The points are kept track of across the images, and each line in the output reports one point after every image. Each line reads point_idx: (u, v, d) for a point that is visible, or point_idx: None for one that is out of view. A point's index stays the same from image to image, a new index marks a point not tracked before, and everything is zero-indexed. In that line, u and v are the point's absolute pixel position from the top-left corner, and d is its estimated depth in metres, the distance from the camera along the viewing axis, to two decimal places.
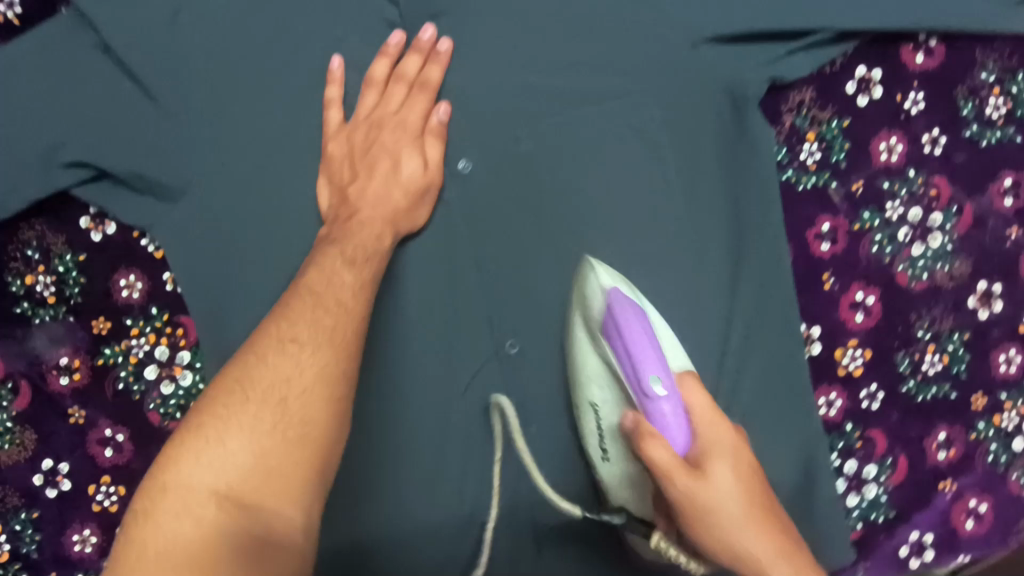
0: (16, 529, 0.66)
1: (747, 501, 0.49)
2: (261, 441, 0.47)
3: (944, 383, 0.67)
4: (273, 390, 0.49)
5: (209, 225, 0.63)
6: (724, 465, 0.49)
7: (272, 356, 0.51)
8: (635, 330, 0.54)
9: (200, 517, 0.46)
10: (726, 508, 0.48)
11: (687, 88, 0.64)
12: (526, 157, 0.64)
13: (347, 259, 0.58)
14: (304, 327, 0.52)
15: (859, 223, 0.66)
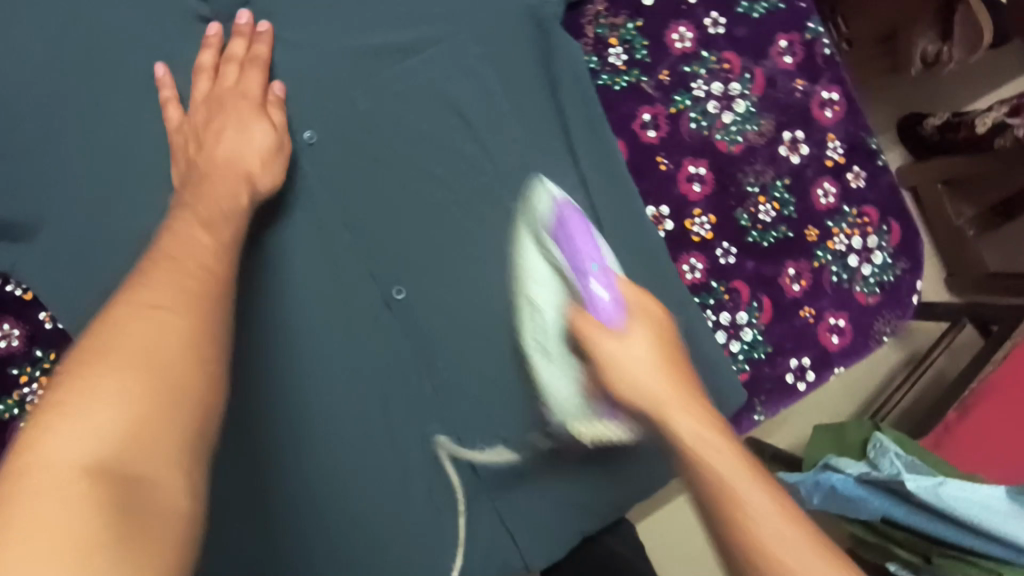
0: None
1: (667, 370, 0.43)
2: (123, 403, 0.32)
3: (781, 226, 0.77)
4: (149, 348, 0.35)
5: (73, 252, 0.63)
6: (640, 335, 0.45)
7: (131, 321, 0.36)
8: (575, 221, 0.55)
9: (66, 503, 0.28)
10: (638, 360, 0.43)
11: (494, 20, 0.70)
12: (367, 115, 0.69)
13: (203, 221, 0.49)
14: (168, 287, 0.39)
15: (674, 105, 0.75)
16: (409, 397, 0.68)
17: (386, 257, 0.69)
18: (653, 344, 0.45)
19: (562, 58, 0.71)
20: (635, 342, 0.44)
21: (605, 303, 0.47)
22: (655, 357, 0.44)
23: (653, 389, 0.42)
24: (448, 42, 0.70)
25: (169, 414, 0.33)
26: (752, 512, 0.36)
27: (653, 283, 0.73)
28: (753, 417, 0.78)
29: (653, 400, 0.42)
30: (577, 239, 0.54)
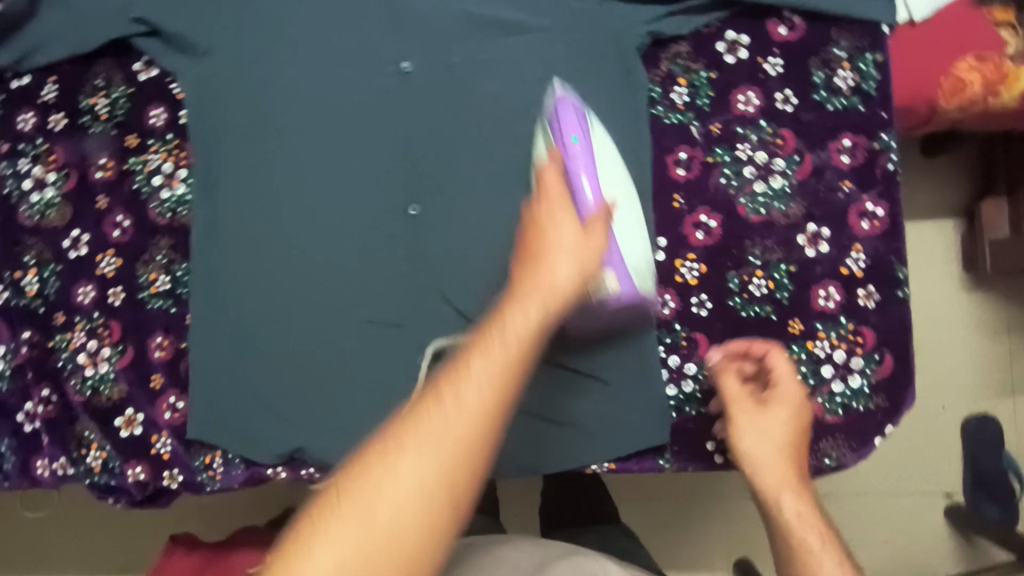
0: (43, 276, 0.89)
1: (582, 248, 0.60)
2: (430, 480, 0.46)
3: (767, 305, 0.79)
4: (428, 446, 0.47)
5: (218, 79, 0.86)
6: (568, 260, 0.59)
7: (434, 410, 0.49)
8: (566, 106, 0.73)
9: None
10: (563, 271, 0.58)
11: (586, 31, 0.81)
12: (455, 67, 0.84)
13: (546, 296, 0.57)
14: (540, 316, 0.55)
15: (712, 157, 0.80)
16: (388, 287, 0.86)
17: (419, 178, 0.85)
18: (747, 404, 0.71)
19: (627, 80, 0.80)
20: (754, 426, 0.69)
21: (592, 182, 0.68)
22: (578, 244, 0.60)
23: (562, 278, 0.58)
24: (542, 35, 0.83)
25: (476, 453, 0.48)
26: (819, 546, 0.61)
27: None
28: (656, 461, 0.80)
29: (760, 459, 0.68)
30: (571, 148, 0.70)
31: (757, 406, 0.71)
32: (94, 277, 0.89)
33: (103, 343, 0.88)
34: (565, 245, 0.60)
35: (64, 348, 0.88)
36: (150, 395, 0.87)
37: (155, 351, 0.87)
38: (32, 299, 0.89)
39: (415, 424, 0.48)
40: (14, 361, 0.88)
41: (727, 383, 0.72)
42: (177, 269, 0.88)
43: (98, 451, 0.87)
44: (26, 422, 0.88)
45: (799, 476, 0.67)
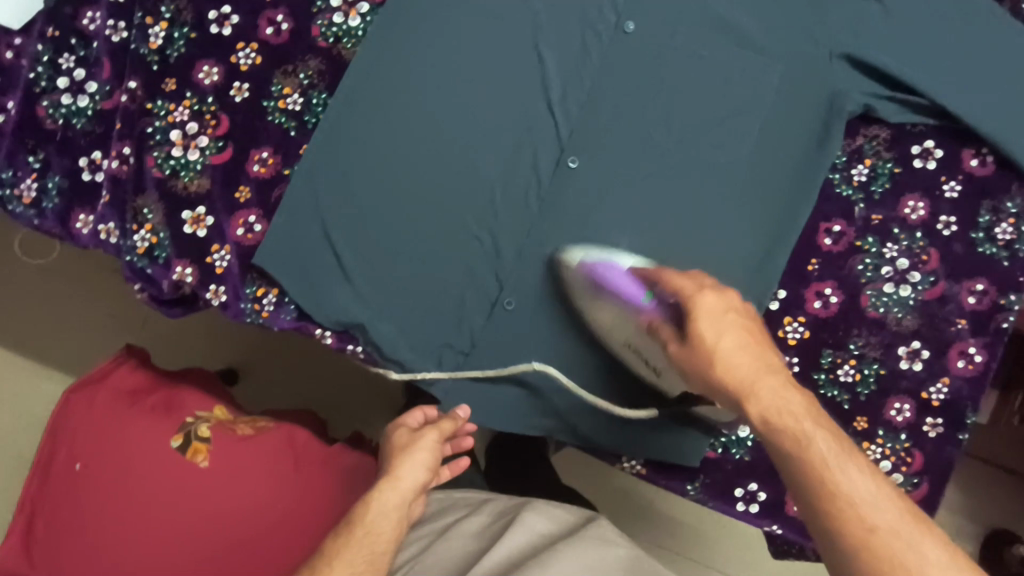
0: (172, 35, 0.81)
1: (430, 464, 0.72)
2: (414, 476, 0.71)
3: (844, 392, 0.82)
4: (404, 467, 0.71)
5: None
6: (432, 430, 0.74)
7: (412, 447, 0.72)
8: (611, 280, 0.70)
9: (371, 537, 0.66)
10: (425, 442, 0.73)
11: (810, 76, 0.81)
12: (675, 45, 0.82)
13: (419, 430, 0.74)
14: (420, 453, 0.72)
15: (861, 242, 0.82)
16: (510, 216, 0.82)
17: (588, 129, 0.82)
18: (743, 348, 0.57)
19: (823, 136, 0.81)
20: (765, 379, 0.55)
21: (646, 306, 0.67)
22: (421, 459, 0.72)
23: (412, 450, 0.72)
24: (769, 57, 0.81)
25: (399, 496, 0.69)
26: (894, 531, 0.48)
27: None
28: (684, 484, 0.82)
29: (791, 420, 0.53)
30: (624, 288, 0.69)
31: (769, 361, 0.57)
32: (224, 62, 0.81)
33: (204, 131, 0.80)
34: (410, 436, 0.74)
35: (159, 117, 0.80)
36: (228, 205, 0.80)
37: (254, 165, 0.81)
38: (148, 52, 0.80)
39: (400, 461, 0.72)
40: (101, 104, 0.81)
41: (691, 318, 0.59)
42: (315, 96, 0.82)
43: (149, 235, 0.79)
44: (87, 170, 0.80)
45: (828, 426, 0.53)
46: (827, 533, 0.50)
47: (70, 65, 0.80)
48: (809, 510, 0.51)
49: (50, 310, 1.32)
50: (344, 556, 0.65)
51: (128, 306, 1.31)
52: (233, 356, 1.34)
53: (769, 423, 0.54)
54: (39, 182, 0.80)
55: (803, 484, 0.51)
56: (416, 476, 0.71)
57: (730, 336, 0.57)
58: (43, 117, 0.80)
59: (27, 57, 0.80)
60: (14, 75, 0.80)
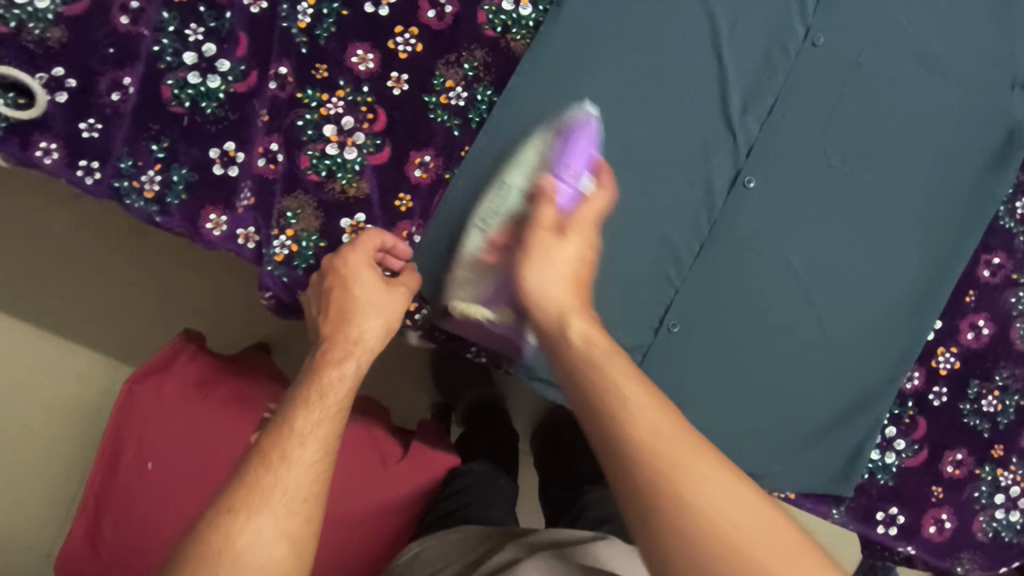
0: (322, 13, 0.71)
1: (382, 335, 0.62)
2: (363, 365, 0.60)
3: (986, 422, 0.83)
4: (353, 368, 0.59)
5: None
6: (381, 305, 0.63)
7: (362, 326, 0.61)
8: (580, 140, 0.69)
9: (316, 441, 0.55)
10: (375, 316, 0.62)
11: (987, 108, 0.80)
12: (860, 65, 0.79)
13: (359, 303, 0.62)
14: (369, 332, 0.61)
15: (1017, 275, 0.83)
16: (684, 234, 0.77)
17: (768, 148, 0.78)
18: (591, 334, 0.55)
19: (994, 167, 0.80)
20: (632, 392, 0.51)
21: (573, 195, 0.64)
22: (379, 328, 0.62)
23: (363, 334, 0.61)
24: (948, 85, 0.80)
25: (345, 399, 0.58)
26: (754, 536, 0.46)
27: (869, 360, 0.80)
28: (830, 509, 0.83)
29: (632, 399, 0.50)
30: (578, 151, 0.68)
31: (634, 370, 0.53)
32: (381, 48, 0.72)
33: (361, 126, 0.72)
34: (371, 304, 0.62)
35: (311, 108, 0.71)
36: (388, 216, 0.72)
37: (415, 169, 0.72)
38: (296, 31, 0.71)
39: (347, 332, 0.61)
40: (235, 86, 0.70)
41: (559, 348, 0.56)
42: (480, 92, 0.73)
43: (290, 241, 0.70)
44: (219, 163, 0.70)
45: (675, 417, 0.51)
46: (686, 542, 0.46)
47: (199, 38, 0.70)
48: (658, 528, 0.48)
49: (43, 271, 1.08)
50: (315, 431, 0.55)
51: (139, 277, 1.10)
52: (269, 329, 1.14)
53: (623, 441, 0.49)
54: (162, 173, 0.69)
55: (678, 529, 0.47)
56: (367, 344, 0.61)
57: (558, 285, 0.58)
58: (167, 99, 0.69)
59: (149, 25, 0.69)
60: (133, 45, 0.69)
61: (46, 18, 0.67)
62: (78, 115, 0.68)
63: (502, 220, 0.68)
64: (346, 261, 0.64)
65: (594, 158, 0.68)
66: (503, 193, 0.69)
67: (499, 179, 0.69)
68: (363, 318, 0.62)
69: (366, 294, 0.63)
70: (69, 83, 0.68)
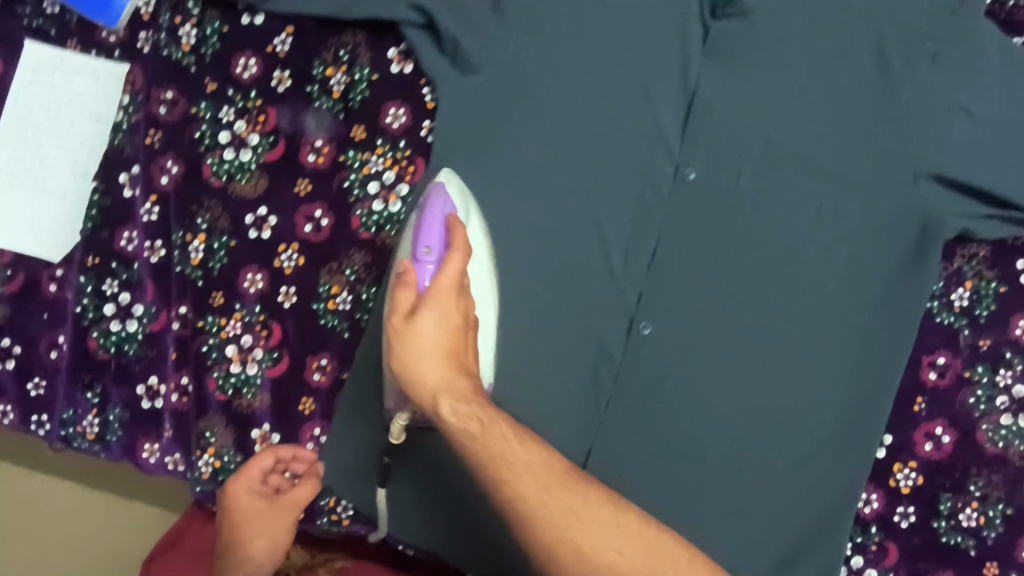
0: (212, 246, 0.78)
1: (272, 551, 0.69)
2: None
3: (969, 538, 0.75)
4: None
5: (493, 110, 0.76)
6: (267, 529, 0.69)
7: (250, 550, 0.68)
8: (435, 205, 0.68)
9: None
10: (262, 538, 0.69)
11: (893, 205, 0.75)
12: (741, 189, 0.76)
13: (248, 526, 0.69)
14: (256, 554, 0.68)
15: (969, 373, 0.76)
16: (586, 390, 0.77)
17: (658, 291, 0.76)
18: (544, 461, 0.55)
19: (914, 266, 0.75)
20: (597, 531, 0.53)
21: (433, 267, 0.63)
22: (269, 546, 0.69)
23: (249, 558, 0.68)
24: (844, 189, 0.76)
25: None
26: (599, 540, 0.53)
27: (812, 491, 0.76)
28: None
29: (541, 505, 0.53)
30: (432, 227, 0.66)
31: (559, 461, 0.56)
32: (267, 267, 0.78)
33: (258, 342, 0.78)
34: (262, 530, 0.69)
35: (212, 333, 0.78)
36: (294, 421, 0.77)
37: (314, 373, 0.77)
38: (191, 269, 0.78)
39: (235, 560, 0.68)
40: (151, 326, 0.78)
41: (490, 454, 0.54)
42: (364, 291, 0.77)
43: (211, 458, 0.77)
44: (145, 397, 0.78)
45: (608, 500, 0.55)
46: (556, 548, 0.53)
47: (115, 290, 0.78)
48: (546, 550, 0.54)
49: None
50: None
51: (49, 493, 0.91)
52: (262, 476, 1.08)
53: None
54: (99, 416, 0.78)
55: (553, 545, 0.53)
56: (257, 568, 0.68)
57: (438, 375, 0.55)
58: (95, 349, 0.78)
59: (71, 289, 0.78)
60: (61, 308, 0.78)
61: None
62: (26, 377, 0.78)
63: (406, 301, 0.63)
64: (234, 490, 0.70)
65: (497, 244, 0.65)
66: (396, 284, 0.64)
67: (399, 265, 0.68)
68: (250, 544, 0.68)
69: (253, 522, 0.69)
70: (15, 350, 0.78)
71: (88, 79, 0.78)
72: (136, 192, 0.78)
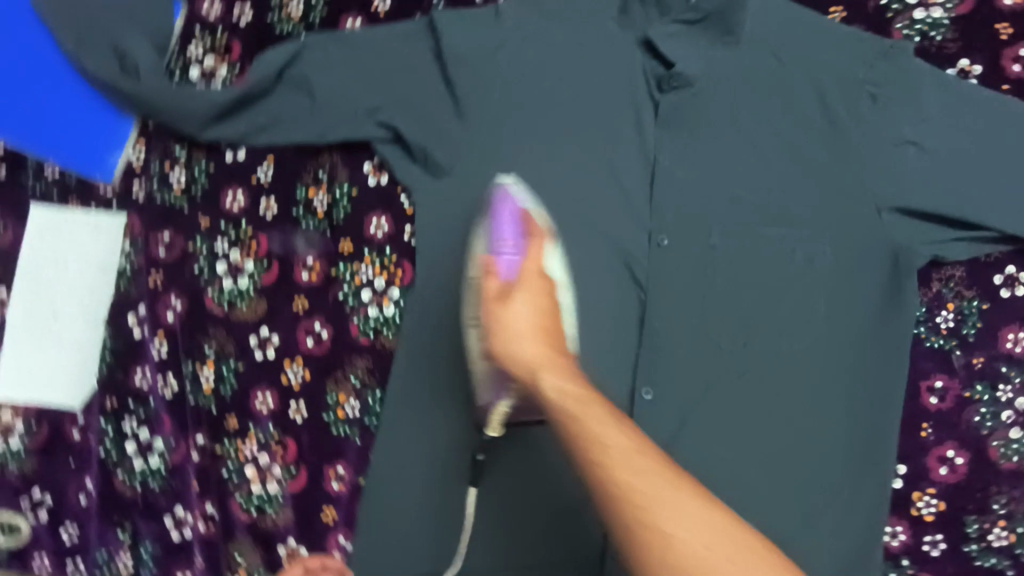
0: (222, 372, 0.82)
1: None
2: None
3: (1002, 557, 0.76)
4: None
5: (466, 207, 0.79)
6: None
7: None
8: (505, 207, 0.72)
9: None
10: None
11: (865, 241, 0.77)
12: (715, 247, 0.79)
13: None
14: None
15: (969, 392, 0.77)
16: None
17: (651, 357, 0.78)
18: (579, 395, 0.62)
19: (895, 297, 0.77)
20: (627, 472, 0.57)
21: (513, 261, 0.70)
22: None
23: None
24: (814, 233, 0.78)
25: None
26: (690, 536, 0.54)
27: (837, 535, 0.75)
28: None
29: (652, 506, 0.55)
30: (507, 220, 0.71)
31: (598, 401, 0.62)
32: (275, 385, 0.82)
33: (275, 459, 0.80)
34: None
35: (231, 455, 0.81)
36: (319, 531, 0.79)
37: (332, 481, 0.80)
38: (204, 396, 0.82)
39: None
40: (172, 458, 0.81)
41: (529, 388, 0.65)
42: (370, 396, 0.80)
43: None
44: (174, 528, 0.80)
45: (708, 501, 0.56)
46: (643, 550, 0.55)
47: (134, 428, 0.82)
48: (625, 551, 0.56)
49: None
50: None
51: None
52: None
53: (624, 521, 0.56)
54: (133, 552, 0.80)
55: (633, 544, 0.55)
56: None
57: (534, 346, 0.66)
58: (122, 488, 0.81)
59: (93, 433, 0.82)
60: (86, 452, 0.82)
61: (19, 453, 0.82)
62: (58, 524, 0.81)
63: (472, 297, 0.73)
64: None
65: (520, 211, 0.72)
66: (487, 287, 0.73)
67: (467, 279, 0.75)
68: None
69: None
70: (45, 500, 0.82)
71: (89, 232, 0.83)
72: (144, 332, 0.82)
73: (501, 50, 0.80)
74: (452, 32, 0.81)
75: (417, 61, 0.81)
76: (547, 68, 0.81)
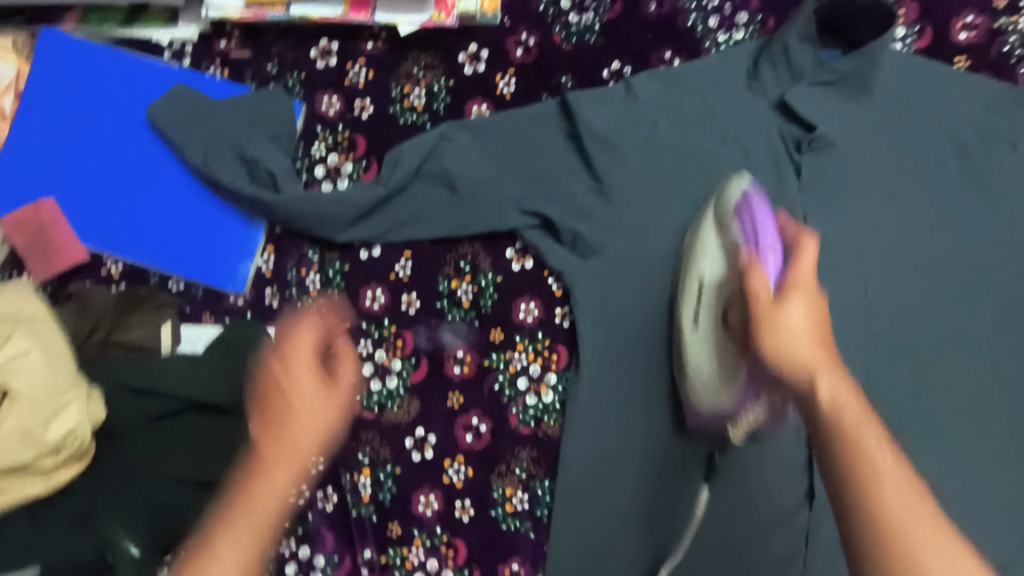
0: (379, 477, 0.79)
1: None
2: None
3: None
4: None
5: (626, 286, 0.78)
6: None
7: None
8: (762, 212, 0.70)
9: None
10: None
11: (1023, 286, 0.78)
12: (877, 303, 0.78)
13: None
14: None
15: None
16: None
17: None
18: (858, 414, 0.50)
19: None
20: (909, 511, 0.46)
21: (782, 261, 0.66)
22: None
23: None
24: (971, 282, 0.78)
25: None
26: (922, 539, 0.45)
27: None
28: None
29: (904, 519, 0.46)
30: (767, 222, 0.68)
31: (874, 422, 0.51)
32: (438, 485, 0.79)
33: (445, 564, 0.78)
34: None
35: (398, 564, 0.78)
36: None
37: None
38: (364, 505, 0.79)
39: None
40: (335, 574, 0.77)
41: (800, 390, 0.54)
42: (539, 486, 0.79)
43: None
44: None
45: None
46: None
47: (293, 546, 0.78)
48: None
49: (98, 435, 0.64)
50: None
51: None
52: None
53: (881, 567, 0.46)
54: None
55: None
56: None
57: (808, 346, 0.54)
58: None
59: None
60: None
61: None
62: None
63: (712, 301, 0.71)
64: None
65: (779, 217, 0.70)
66: (711, 288, 0.72)
67: (694, 274, 0.72)
68: None
69: None
70: None
71: None
72: None
73: (640, 125, 0.79)
74: (589, 108, 0.79)
75: (555, 142, 0.79)
76: (688, 137, 0.79)
